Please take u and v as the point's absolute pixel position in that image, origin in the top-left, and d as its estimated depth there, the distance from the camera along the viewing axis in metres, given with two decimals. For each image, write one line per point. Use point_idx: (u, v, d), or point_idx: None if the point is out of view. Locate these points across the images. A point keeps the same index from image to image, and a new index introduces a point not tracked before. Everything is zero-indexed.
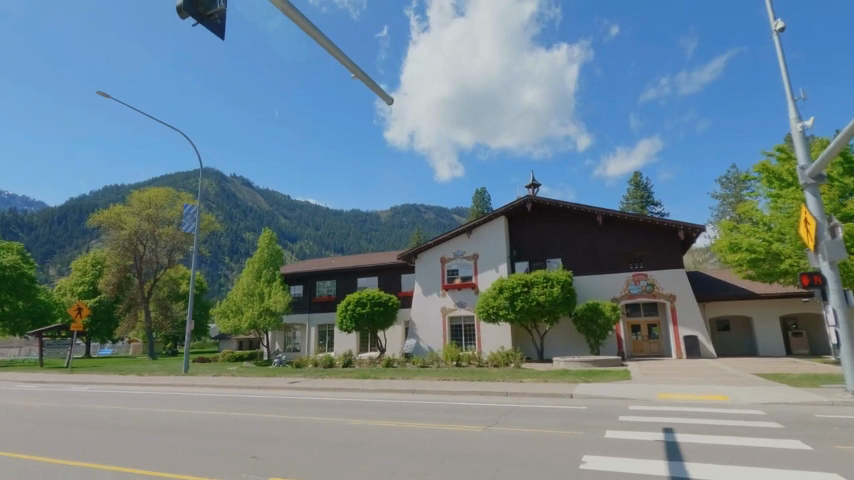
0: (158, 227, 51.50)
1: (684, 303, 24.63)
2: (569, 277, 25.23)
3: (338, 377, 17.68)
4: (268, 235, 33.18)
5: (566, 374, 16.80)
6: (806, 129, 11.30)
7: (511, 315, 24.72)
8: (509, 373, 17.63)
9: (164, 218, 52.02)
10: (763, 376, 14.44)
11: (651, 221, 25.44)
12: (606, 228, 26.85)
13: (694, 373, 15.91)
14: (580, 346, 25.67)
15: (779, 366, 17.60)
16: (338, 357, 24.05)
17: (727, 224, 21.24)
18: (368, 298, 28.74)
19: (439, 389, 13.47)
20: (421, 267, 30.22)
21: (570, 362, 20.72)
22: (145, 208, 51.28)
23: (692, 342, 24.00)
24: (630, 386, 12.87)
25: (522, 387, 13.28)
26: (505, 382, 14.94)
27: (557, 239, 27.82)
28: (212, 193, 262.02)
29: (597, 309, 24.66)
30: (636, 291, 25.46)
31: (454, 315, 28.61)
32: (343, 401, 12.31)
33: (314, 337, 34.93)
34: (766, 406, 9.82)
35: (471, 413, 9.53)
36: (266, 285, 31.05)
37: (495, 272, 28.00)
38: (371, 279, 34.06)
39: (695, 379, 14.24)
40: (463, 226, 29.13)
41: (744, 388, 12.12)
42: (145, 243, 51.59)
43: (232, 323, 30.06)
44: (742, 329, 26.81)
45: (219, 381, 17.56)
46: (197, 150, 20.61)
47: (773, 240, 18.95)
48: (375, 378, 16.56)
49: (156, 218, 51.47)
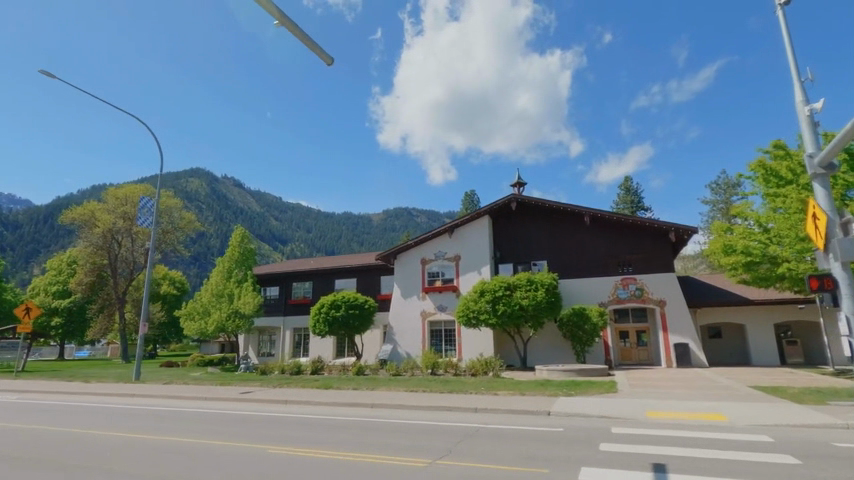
0: (133, 225, 49.10)
1: (675, 309, 23.35)
2: (553, 281, 23.89)
3: (299, 386, 16.09)
4: (240, 233, 31.62)
5: (548, 385, 15.36)
6: (815, 113, 10.01)
7: (492, 320, 23.28)
8: (486, 383, 16.20)
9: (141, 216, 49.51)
10: (762, 390, 13.08)
11: (641, 222, 24.18)
12: (594, 229, 25.57)
13: (686, 386, 14.53)
14: (566, 354, 24.29)
15: (776, 378, 16.29)
16: (305, 364, 22.29)
17: (721, 226, 19.99)
18: (343, 301, 27.12)
19: (403, 403, 11.94)
20: (400, 269, 28.74)
21: (553, 371, 19.31)
22: (119, 205, 48.79)
23: (683, 350, 22.72)
24: (616, 402, 11.43)
25: (495, 401, 11.81)
26: (479, 394, 13.49)
27: (542, 241, 26.48)
28: (201, 193, 258.62)
29: (583, 314, 23.33)
30: (624, 295, 24.18)
31: (434, 319, 27.12)
32: (290, 417, 10.73)
33: (288, 342, 33.30)
34: (773, 429, 8.41)
35: (427, 438, 8.01)
36: (236, 286, 29.40)
37: (478, 274, 26.58)
38: (350, 281, 32.48)
39: (687, 393, 12.86)
40: (445, 226, 27.70)
41: (743, 405, 10.73)
42: (120, 242, 49.41)
43: (198, 326, 28.11)
44: (734, 336, 25.60)
45: (168, 391, 15.89)
46: (155, 137, 19.04)
47: (770, 243, 17.71)
48: (338, 389, 14.99)
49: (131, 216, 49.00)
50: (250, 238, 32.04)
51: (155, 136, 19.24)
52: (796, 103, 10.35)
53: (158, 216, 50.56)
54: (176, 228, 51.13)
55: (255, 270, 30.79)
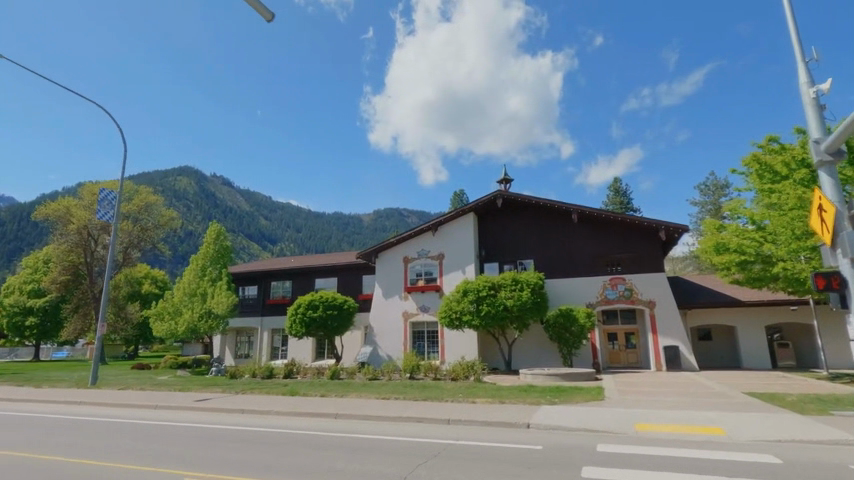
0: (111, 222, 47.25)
1: (664, 311, 22.53)
2: (539, 280, 22.94)
3: (264, 392, 14.92)
4: (216, 229, 30.30)
5: (530, 391, 14.37)
6: (820, 95, 9.11)
7: (475, 321, 22.26)
8: (465, 389, 15.17)
9: (119, 212, 47.59)
10: (758, 398, 12.20)
11: (630, 220, 23.32)
12: (582, 227, 24.69)
13: (677, 392, 13.60)
14: (552, 357, 23.34)
15: (771, 384, 15.47)
16: (278, 367, 21.06)
17: (714, 223, 19.17)
18: (321, 300, 25.91)
19: (370, 413, 10.85)
20: (382, 268, 27.62)
21: (538, 375, 18.33)
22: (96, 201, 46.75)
23: (673, 353, 21.87)
24: (602, 412, 10.44)
25: (470, 412, 10.76)
26: (455, 402, 12.45)
27: (529, 239, 25.53)
28: (189, 192, 254.86)
29: (570, 315, 22.39)
30: (613, 296, 23.31)
31: (416, 320, 26.03)
32: (241, 432, 9.57)
33: (266, 343, 32.03)
34: (779, 446, 7.45)
35: (384, 461, 6.92)
36: (210, 284, 28.07)
37: (462, 274, 25.56)
38: (330, 280, 31.29)
39: (680, 401, 11.94)
40: (429, 223, 26.65)
41: (739, 416, 9.81)
42: (97, 239, 47.61)
43: (168, 326, 26.72)
44: (725, 339, 24.84)
45: (120, 398, 14.59)
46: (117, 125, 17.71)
47: (764, 242, 16.90)
48: (304, 396, 13.84)
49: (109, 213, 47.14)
50: (226, 235, 30.72)
51: (117, 124, 17.89)
52: (800, 85, 9.44)
53: (137, 213, 48.75)
54: (157, 226, 49.37)
55: (231, 268, 29.49)
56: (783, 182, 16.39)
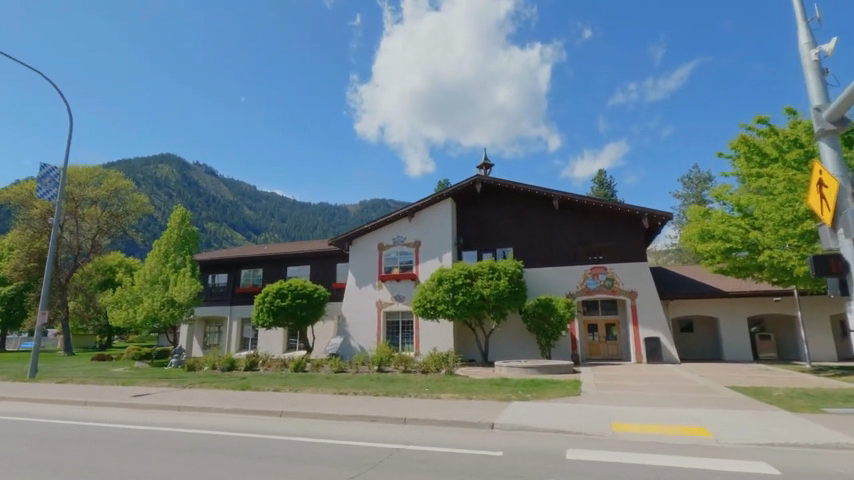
0: (79, 208, 44.32)
1: (645, 302, 21.78)
2: (518, 269, 21.98)
3: (214, 386, 13.61)
4: (181, 213, 28.64)
5: (502, 385, 13.37)
6: (823, 57, 8.11)
7: (450, 310, 21.23)
8: (433, 383, 14.11)
9: (87, 197, 44.47)
10: (742, 393, 11.39)
11: (613, 207, 22.41)
12: (564, 215, 23.75)
13: (656, 386, 12.76)
14: (530, 348, 22.48)
15: (754, 377, 14.74)
16: (238, 358, 19.76)
17: (698, 209, 18.33)
18: (290, 289, 24.60)
19: (320, 410, 9.67)
20: (355, 255, 26.38)
21: (514, 368, 17.40)
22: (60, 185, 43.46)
23: (654, 345, 21.14)
24: (575, 410, 9.45)
25: (432, 409, 9.67)
26: (417, 397, 11.35)
27: (508, 226, 24.51)
28: (170, 179, 248.52)
29: (549, 305, 21.50)
30: (593, 286, 22.49)
31: (390, 310, 24.91)
32: (167, 434, 8.35)
33: (235, 334, 30.66)
34: (772, 451, 6.53)
35: (313, 474, 5.75)
36: (173, 271, 26.48)
37: (439, 262, 24.49)
38: (303, 268, 29.94)
39: (660, 396, 11.06)
40: (405, 209, 25.43)
41: (724, 415, 8.93)
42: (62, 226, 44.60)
43: (126, 315, 25.12)
44: (706, 331, 24.26)
45: (50, 392, 13.14)
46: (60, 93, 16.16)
47: (750, 228, 16.13)
48: (256, 391, 12.61)
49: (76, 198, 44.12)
50: (192, 220, 29.08)
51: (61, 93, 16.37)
52: (800, 47, 8.43)
53: (106, 198, 45.69)
54: (127, 212, 46.60)
55: (197, 255, 27.91)
56: (771, 165, 15.50)
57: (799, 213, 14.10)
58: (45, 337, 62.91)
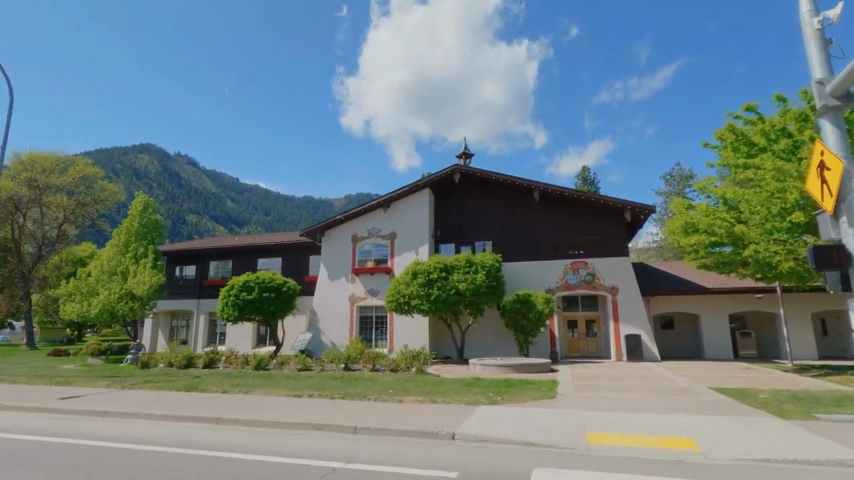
0: (43, 195, 41.12)
1: (626, 298, 21.08)
2: (496, 262, 21.07)
3: (157, 387, 12.35)
4: (143, 201, 27.06)
5: (473, 386, 12.41)
6: (826, 24, 7.23)
7: (424, 306, 20.24)
8: (399, 383, 13.09)
9: (52, 185, 41.24)
10: (725, 396, 10.63)
11: (595, 199, 21.61)
12: (544, 207, 22.90)
13: (637, 387, 11.94)
14: (508, 345, 21.64)
15: (737, 377, 14.06)
16: (196, 355, 18.48)
17: (683, 202, 17.61)
18: (257, 281, 23.30)
19: (262, 417, 8.56)
20: (328, 247, 25.17)
21: (488, 366, 16.50)
22: (22, 170, 40.31)
23: (634, 342, 20.46)
24: (548, 416, 8.54)
25: (388, 416, 8.65)
26: (377, 401, 10.31)
27: (487, 219, 23.58)
28: (149, 170, 242.06)
29: (527, 301, 20.63)
30: (574, 281, 21.72)
31: (364, 305, 23.80)
32: (73, 448, 7.16)
33: (201, 329, 29.23)
34: (767, 472, 5.66)
35: None
36: (133, 262, 24.95)
37: (414, 255, 23.46)
38: (274, 260, 28.66)
39: (640, 399, 10.22)
40: (380, 199, 24.30)
41: (711, 422, 8.09)
42: (25, 214, 41.50)
43: (80, 308, 23.48)
44: (687, 328, 23.72)
45: None
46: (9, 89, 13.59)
47: (735, 222, 15.47)
48: (201, 393, 11.42)
49: (40, 185, 41.01)
50: (156, 208, 27.55)
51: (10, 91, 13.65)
52: (801, 14, 7.54)
53: (73, 186, 42.50)
54: (96, 201, 43.44)
55: (160, 245, 26.43)
56: (758, 156, 14.75)
57: (788, 205, 13.39)
58: (12, 330, 60.22)
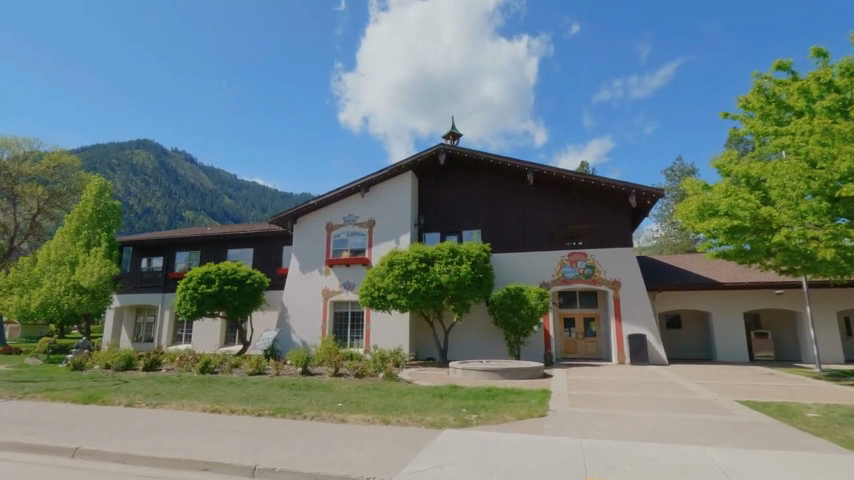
0: (16, 185, 36.70)
1: (630, 294, 18.73)
2: (483, 252, 18.75)
3: (55, 398, 9.91)
4: (98, 185, 24.55)
5: (446, 398, 10.03)
6: None
7: (402, 301, 17.88)
8: (358, 392, 10.78)
9: (24, 172, 37.18)
10: (762, 414, 8.30)
11: (596, 182, 19.20)
12: (539, 192, 20.52)
13: (647, 401, 9.64)
14: (497, 346, 19.33)
15: (765, 387, 11.77)
16: (137, 356, 16.17)
17: (697, 183, 15.26)
18: (218, 273, 20.87)
19: (138, 448, 6.15)
20: (300, 236, 22.78)
21: (470, 371, 14.20)
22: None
23: (638, 344, 18.13)
24: (534, 449, 6.20)
25: (315, 450, 6.27)
26: (315, 419, 7.96)
27: (475, 205, 21.22)
28: (144, 165, 237.75)
29: (519, 296, 18.27)
30: (571, 274, 19.37)
31: (338, 300, 21.43)
32: None
33: (166, 325, 26.91)
34: None
35: None
36: (84, 250, 22.59)
37: (394, 244, 21.08)
38: (245, 251, 26.37)
39: (656, 420, 7.89)
40: (357, 182, 21.88)
41: (761, 461, 5.78)
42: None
43: (20, 301, 21.01)
44: (695, 327, 21.45)
45: None
46: None
47: (759, 204, 13.10)
48: (98, 406, 8.95)
49: (13, 173, 36.72)
50: (114, 193, 25.06)
51: None
52: None
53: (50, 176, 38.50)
54: (74, 192, 39.38)
55: (116, 233, 24.05)
56: (792, 124, 12.41)
57: (834, 178, 10.98)
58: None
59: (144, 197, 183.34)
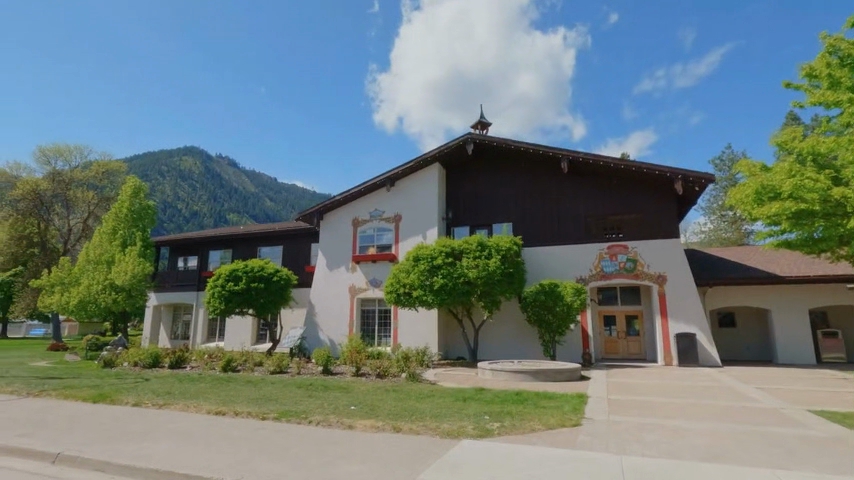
0: (69, 190, 38.05)
1: (677, 289, 17.18)
2: (513, 246, 17.69)
3: (69, 396, 9.69)
4: (134, 185, 25.06)
5: (469, 402, 9.15)
6: None
7: (428, 298, 17.08)
8: (376, 394, 10.07)
9: (77, 178, 38.42)
10: (845, 428, 6.96)
11: (637, 169, 17.71)
12: (574, 181, 19.21)
13: (700, 409, 8.42)
14: (531, 345, 18.22)
15: (841, 395, 10.21)
16: (163, 353, 16.14)
17: (753, 163, 13.67)
18: (245, 270, 20.77)
19: (122, 455, 5.59)
20: (327, 233, 22.42)
21: (500, 371, 13.25)
22: (48, 165, 37.87)
23: (687, 343, 16.57)
24: (565, 468, 5.19)
25: (312, 463, 5.52)
26: (322, 425, 7.26)
27: (505, 198, 20.14)
28: (190, 170, 248.00)
29: (553, 293, 17.08)
30: (611, 269, 18.00)
31: (365, 297, 20.89)
32: None
33: (201, 323, 27.26)
34: None
35: None
36: (120, 249, 23.10)
37: (421, 239, 20.33)
38: (275, 249, 26.36)
39: (714, 433, 6.72)
40: (383, 176, 21.25)
41: None
42: (52, 210, 38.07)
43: (61, 299, 21.67)
44: (752, 326, 19.55)
45: None
46: None
47: (830, 183, 11.51)
48: (104, 405, 8.60)
49: (66, 179, 37.85)
50: (148, 193, 25.56)
51: None
52: None
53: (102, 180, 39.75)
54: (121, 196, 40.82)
55: (151, 233, 24.49)
56: None
57: None
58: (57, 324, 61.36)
59: (191, 201, 191.10)
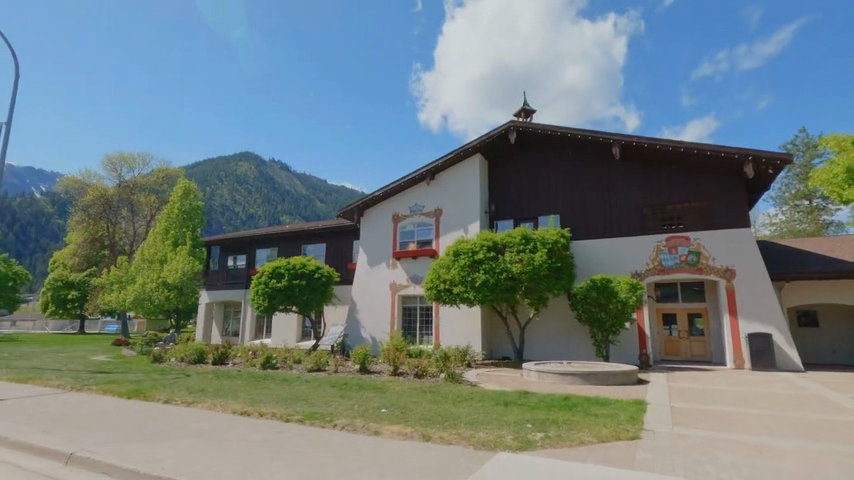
0: (133, 194, 40.55)
1: (748, 284, 15.41)
2: (561, 239, 16.54)
3: (109, 391, 9.73)
4: (184, 188, 26.05)
5: (511, 408, 8.33)
6: None
7: (470, 294, 16.30)
8: (412, 395, 9.46)
9: (140, 182, 40.83)
10: None
11: (699, 151, 16.04)
12: (626, 168, 17.77)
13: (784, 423, 7.16)
14: (581, 345, 17.01)
15: None
16: (207, 349, 16.37)
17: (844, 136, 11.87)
18: (287, 268, 20.86)
19: (134, 457, 5.30)
20: (367, 229, 22.14)
21: (547, 373, 12.28)
22: (114, 171, 40.26)
23: (762, 344, 14.80)
24: None
25: (327, 473, 4.97)
26: (347, 429, 6.73)
27: (551, 188, 18.98)
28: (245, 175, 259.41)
29: (606, 289, 15.79)
30: (670, 263, 16.46)
31: (406, 294, 20.40)
32: None
33: (249, 320, 27.84)
34: None
35: None
36: (172, 249, 23.95)
37: (463, 234, 19.56)
38: (319, 247, 26.48)
39: (806, 453, 5.57)
40: (422, 170, 20.66)
41: None
42: (119, 213, 40.40)
43: (118, 296, 22.69)
44: (837, 326, 17.31)
45: None
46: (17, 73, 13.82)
47: None
48: (137, 401, 8.52)
49: (130, 184, 40.54)
50: (198, 195, 26.50)
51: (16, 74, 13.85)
52: None
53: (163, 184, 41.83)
54: None
55: (200, 232, 25.28)
56: None
57: None
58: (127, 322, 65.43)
59: (246, 204, 199.70)
